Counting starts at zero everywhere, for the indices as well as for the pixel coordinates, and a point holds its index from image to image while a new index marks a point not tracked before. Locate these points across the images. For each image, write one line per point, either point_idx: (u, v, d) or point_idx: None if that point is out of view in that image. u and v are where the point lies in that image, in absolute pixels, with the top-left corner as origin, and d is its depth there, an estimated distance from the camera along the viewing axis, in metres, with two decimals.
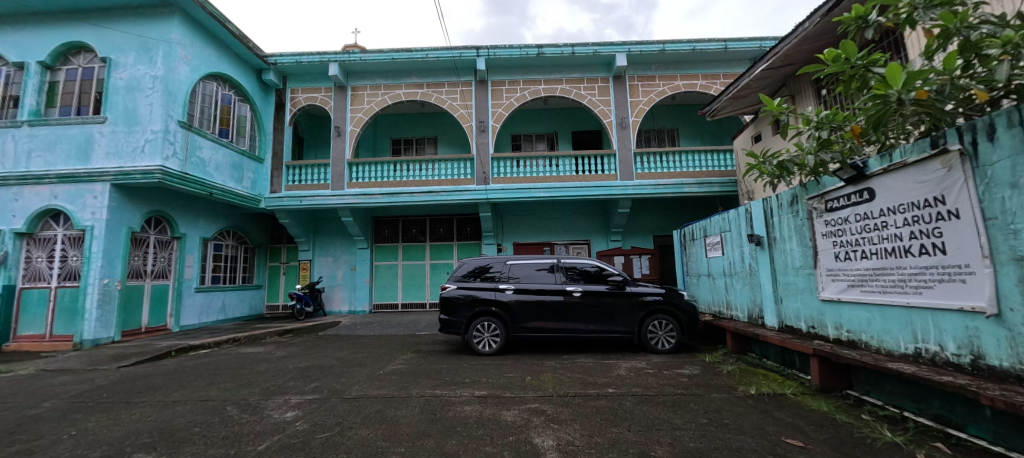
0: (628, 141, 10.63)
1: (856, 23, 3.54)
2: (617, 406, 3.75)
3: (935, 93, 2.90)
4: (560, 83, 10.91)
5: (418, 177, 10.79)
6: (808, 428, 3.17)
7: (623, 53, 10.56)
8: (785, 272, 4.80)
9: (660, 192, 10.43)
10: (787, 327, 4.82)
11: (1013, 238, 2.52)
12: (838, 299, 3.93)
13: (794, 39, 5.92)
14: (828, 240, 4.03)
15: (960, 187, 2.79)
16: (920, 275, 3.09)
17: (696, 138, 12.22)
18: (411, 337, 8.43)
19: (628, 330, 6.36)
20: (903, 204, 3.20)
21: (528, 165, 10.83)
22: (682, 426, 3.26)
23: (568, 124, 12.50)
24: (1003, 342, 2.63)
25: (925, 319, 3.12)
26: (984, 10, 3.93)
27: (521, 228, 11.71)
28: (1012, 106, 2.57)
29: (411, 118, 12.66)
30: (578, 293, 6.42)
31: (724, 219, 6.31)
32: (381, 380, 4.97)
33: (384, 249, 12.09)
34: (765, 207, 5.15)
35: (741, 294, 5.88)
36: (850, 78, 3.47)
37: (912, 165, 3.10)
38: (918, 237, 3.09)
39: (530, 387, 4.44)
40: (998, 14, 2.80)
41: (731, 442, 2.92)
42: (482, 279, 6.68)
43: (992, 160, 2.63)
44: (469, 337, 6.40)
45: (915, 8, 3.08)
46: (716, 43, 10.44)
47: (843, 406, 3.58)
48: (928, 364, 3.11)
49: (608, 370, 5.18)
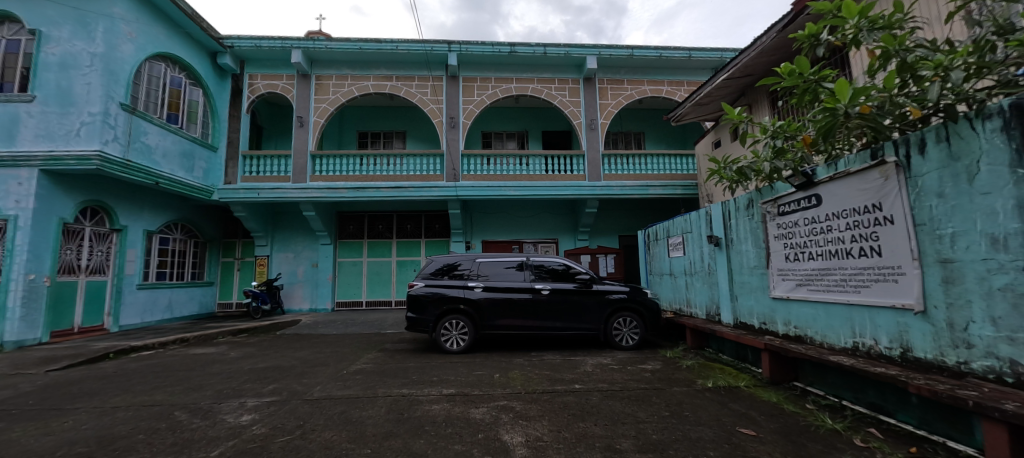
0: (596, 143, 10.87)
1: (809, 41, 3.79)
2: (584, 401, 3.86)
3: (876, 108, 3.15)
4: (532, 83, 10.98)
5: (386, 171, 10.57)
6: (760, 417, 3.38)
7: (594, 56, 10.75)
8: (741, 271, 5.08)
9: (627, 193, 10.74)
10: (741, 323, 5.11)
11: (940, 242, 2.79)
12: (788, 297, 4.21)
13: (752, 52, 6.25)
14: (780, 242, 4.30)
15: (895, 195, 3.06)
16: (859, 276, 3.36)
17: (661, 142, 12.67)
18: (376, 335, 8.28)
19: (595, 327, 6.51)
20: (845, 210, 3.47)
21: (498, 162, 10.86)
22: (645, 419, 3.39)
23: (538, 123, 12.62)
24: (929, 336, 2.90)
25: (863, 315, 3.39)
26: (922, 34, 4.29)
27: (490, 226, 11.71)
28: (940, 123, 2.82)
29: (379, 111, 12.38)
30: (546, 291, 6.50)
31: (685, 221, 6.58)
32: (345, 380, 4.85)
33: (349, 246, 11.78)
34: (723, 210, 5.42)
35: (700, 293, 6.16)
36: (803, 92, 3.69)
37: (856, 173, 3.36)
38: (858, 240, 3.36)
39: (499, 384, 4.47)
40: (930, 40, 3.07)
41: (691, 433, 3.08)
42: (450, 276, 6.65)
43: (923, 172, 2.90)
44: (437, 334, 6.37)
45: (860, 30, 3.35)
46: (681, 51, 10.89)
47: (790, 397, 3.84)
48: (864, 356, 3.39)
49: (575, 367, 5.30)
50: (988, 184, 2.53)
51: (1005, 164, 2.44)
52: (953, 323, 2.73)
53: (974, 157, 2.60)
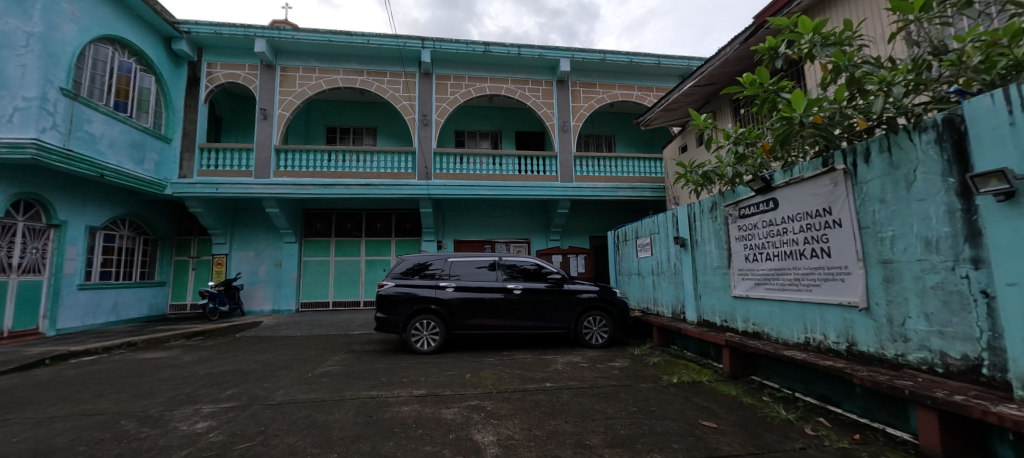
0: (568, 144, 11.03)
1: (769, 54, 4.01)
2: (555, 399, 3.93)
3: (827, 118, 3.38)
4: (506, 83, 11.02)
5: (355, 168, 10.32)
6: (721, 410, 3.56)
7: (567, 59, 10.92)
8: (705, 271, 5.30)
9: (598, 195, 10.97)
10: (704, 321, 5.33)
11: (881, 244, 3.02)
12: (747, 296, 4.43)
13: (717, 62, 6.54)
14: (740, 243, 4.52)
15: (844, 200, 3.29)
16: (811, 275, 3.60)
17: (631, 145, 13.01)
18: (344, 337, 8.08)
19: (566, 326, 6.62)
20: (800, 213, 3.70)
21: (471, 161, 10.82)
22: (614, 415, 3.49)
23: (512, 123, 12.68)
24: (871, 331, 3.13)
25: (814, 312, 3.62)
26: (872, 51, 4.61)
27: (463, 225, 11.64)
28: (883, 134, 3.05)
29: (349, 106, 12.08)
30: (518, 291, 6.55)
31: (653, 222, 6.79)
32: (311, 383, 4.71)
33: (315, 244, 11.42)
34: (689, 212, 5.64)
35: (666, 292, 6.38)
36: (763, 101, 3.90)
37: (809, 179, 3.59)
38: (810, 241, 3.59)
39: (470, 384, 4.47)
40: (875, 57, 3.32)
41: (657, 427, 3.19)
42: (421, 276, 6.59)
43: (867, 179, 3.13)
44: (407, 335, 6.29)
45: (815, 45, 3.57)
46: (651, 58, 11.23)
47: (748, 390, 4.05)
48: (814, 351, 3.62)
49: (546, 365, 5.38)
50: (922, 191, 2.76)
51: (938, 173, 2.67)
52: (892, 318, 2.96)
53: (911, 166, 2.82)
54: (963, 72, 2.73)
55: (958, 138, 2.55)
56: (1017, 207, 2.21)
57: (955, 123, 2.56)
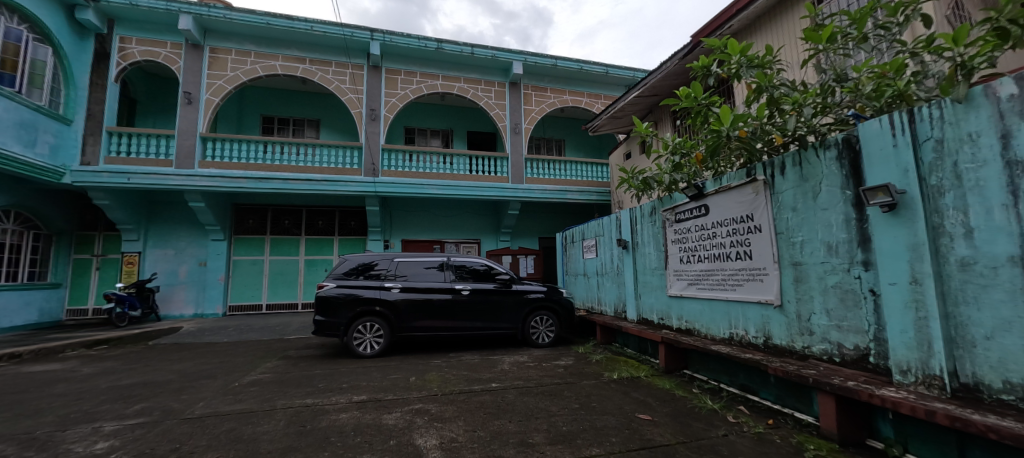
0: (519, 146, 11.16)
1: (703, 71, 4.34)
2: (500, 399, 3.96)
3: (751, 133, 3.71)
4: (458, 82, 10.93)
5: (294, 161, 9.73)
6: (656, 403, 3.77)
7: (519, 61, 11.05)
8: (644, 272, 5.59)
9: (547, 197, 11.20)
10: (643, 319, 5.63)
11: (793, 247, 3.37)
12: (681, 295, 4.74)
13: (658, 75, 6.95)
14: (676, 246, 4.83)
15: (764, 208, 3.62)
16: (735, 276, 3.93)
17: (579, 150, 13.43)
18: (278, 341, 7.58)
19: (513, 326, 6.69)
20: (727, 219, 4.03)
21: (420, 159, 10.59)
22: (557, 412, 3.58)
23: (464, 123, 12.60)
24: (783, 326, 3.48)
25: (737, 309, 3.96)
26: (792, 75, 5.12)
27: (410, 225, 11.36)
28: (797, 149, 3.39)
29: (290, 96, 11.37)
30: (466, 292, 6.51)
31: (599, 225, 7.06)
32: (237, 393, 4.37)
33: (247, 242, 10.60)
34: (631, 216, 5.93)
35: (610, 292, 6.66)
36: (696, 114, 4.20)
37: (735, 188, 3.92)
38: (735, 245, 3.93)
39: (415, 387, 4.38)
40: (791, 81, 3.70)
41: (597, 422, 3.32)
42: (365, 277, 6.36)
43: (782, 189, 3.48)
44: (349, 338, 6.06)
45: (741, 66, 3.91)
46: (599, 66, 11.68)
47: (680, 383, 4.34)
48: (737, 345, 3.95)
49: (493, 366, 5.40)
50: (826, 201, 3.11)
51: (838, 186, 3.03)
52: (800, 314, 3.31)
53: (818, 179, 3.17)
54: (859, 99, 3.12)
55: (854, 156, 2.91)
56: (898, 217, 2.56)
57: (851, 143, 2.91)
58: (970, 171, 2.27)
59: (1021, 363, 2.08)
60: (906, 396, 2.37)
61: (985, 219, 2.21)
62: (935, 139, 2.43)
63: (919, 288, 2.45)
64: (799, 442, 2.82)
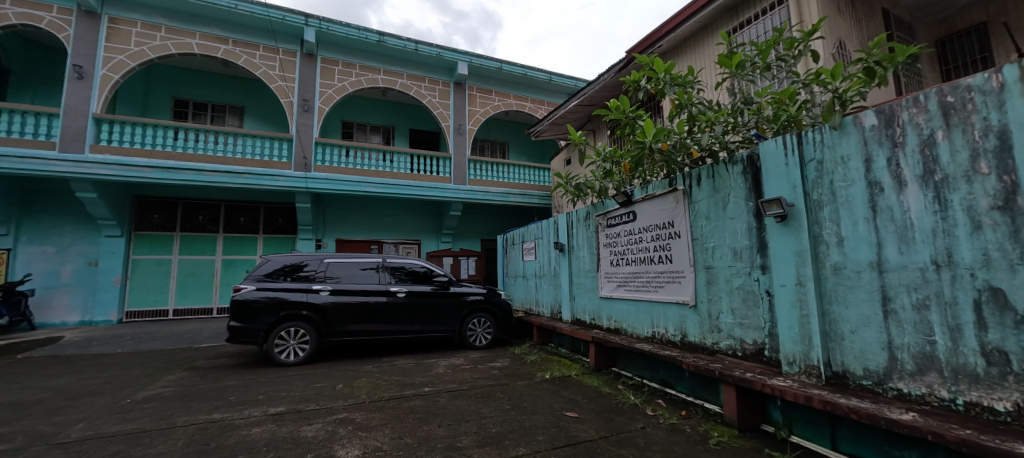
0: (463, 147, 11.08)
1: (634, 85, 4.62)
2: (432, 403, 3.89)
3: (673, 147, 4.01)
4: (401, 78, 10.62)
5: (211, 151, 8.83)
6: (583, 400, 3.93)
7: (465, 62, 11.00)
8: (578, 274, 5.81)
9: (490, 199, 11.23)
10: (577, 319, 5.84)
11: (706, 252, 3.68)
12: (611, 296, 4.99)
13: (597, 86, 7.29)
14: (607, 249, 5.07)
15: (682, 216, 3.92)
16: (658, 278, 4.22)
17: (523, 154, 13.65)
18: (187, 351, 6.82)
19: (450, 329, 6.61)
20: (651, 225, 4.32)
21: (358, 156, 10.13)
22: (488, 414, 3.60)
23: (405, 120, 12.26)
24: (697, 325, 3.78)
25: (659, 310, 4.24)
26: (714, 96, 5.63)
27: (345, 224, 10.79)
28: (710, 163, 3.72)
29: (209, 79, 10.34)
30: (402, 294, 6.32)
31: (538, 228, 7.22)
32: (129, 411, 3.87)
33: (151, 240, 9.43)
34: (567, 220, 6.13)
35: (547, 293, 6.83)
36: (625, 125, 4.46)
37: (658, 196, 4.21)
38: (658, 249, 4.22)
39: (341, 395, 4.17)
40: (708, 100, 4.07)
41: (526, 422, 3.39)
42: (292, 278, 5.93)
43: (698, 199, 3.80)
44: (270, 345, 5.62)
45: (666, 84, 4.22)
46: (543, 73, 12.00)
47: (607, 380, 4.57)
48: (658, 342, 4.23)
49: (427, 370, 5.30)
50: (733, 211, 3.44)
51: (743, 198, 3.37)
52: (711, 313, 3.63)
53: (727, 191, 3.50)
54: (761, 121, 3.51)
55: (756, 171, 3.26)
56: (787, 227, 2.91)
57: (754, 160, 3.26)
58: (842, 188, 2.64)
59: (876, 352, 2.45)
60: (790, 384, 2.69)
61: (852, 230, 2.57)
62: (817, 160, 2.80)
63: (803, 289, 2.80)
64: (705, 430, 3.09)
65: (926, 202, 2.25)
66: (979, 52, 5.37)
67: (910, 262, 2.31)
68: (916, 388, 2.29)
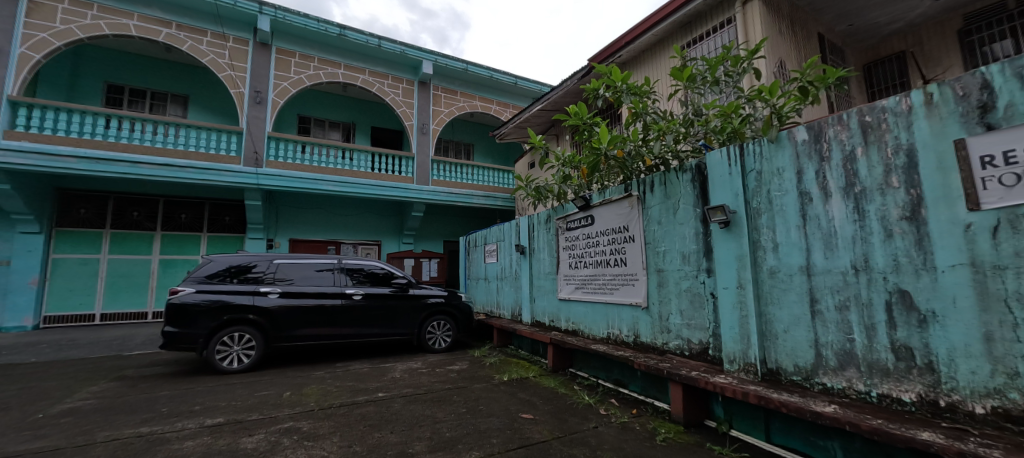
0: (426, 147, 10.91)
1: (593, 93, 4.75)
2: (385, 409, 3.79)
3: (629, 154, 4.15)
4: (363, 73, 10.31)
5: (149, 142, 8.17)
6: (539, 402, 3.97)
7: (430, 61, 10.86)
8: (538, 276, 5.86)
9: (453, 200, 11.12)
10: (536, 321, 5.89)
11: (658, 256, 3.82)
12: (569, 298, 5.08)
13: (560, 91, 7.41)
14: (566, 252, 5.16)
15: (636, 221, 4.06)
16: (614, 280, 4.34)
17: (487, 156, 13.63)
18: (116, 359, 6.26)
19: (408, 332, 6.46)
20: (608, 229, 4.44)
21: (314, 152, 9.72)
22: (443, 418, 3.55)
23: (367, 117, 11.91)
24: (649, 326, 3.92)
25: (614, 311, 4.36)
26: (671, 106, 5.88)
27: (300, 223, 10.32)
28: (663, 171, 3.87)
29: (149, 64, 9.57)
30: (359, 296, 6.12)
31: (500, 230, 7.23)
32: (41, 427, 3.50)
33: (77, 237, 8.58)
34: (528, 223, 6.19)
35: (508, 296, 6.84)
36: (582, 130, 4.56)
37: (614, 201, 4.34)
38: (614, 253, 4.35)
39: (287, 404, 3.97)
40: (662, 110, 4.25)
41: (481, 425, 3.37)
42: (238, 280, 5.58)
43: (650, 204, 3.94)
44: (210, 352, 5.27)
45: (623, 93, 4.37)
46: (509, 76, 12.06)
47: (564, 381, 4.64)
48: (612, 343, 4.35)
49: (383, 374, 5.16)
50: (682, 216, 3.60)
51: (691, 205, 3.53)
52: (661, 315, 3.77)
53: (677, 198, 3.66)
54: (708, 132, 3.71)
55: (703, 179, 3.43)
56: (730, 233, 3.08)
57: (701, 169, 3.43)
58: (778, 197, 2.84)
59: (805, 350, 2.65)
60: (730, 381, 2.85)
61: (786, 237, 2.77)
62: (756, 171, 2.99)
63: (743, 291, 2.98)
64: (653, 428, 3.21)
65: (848, 212, 2.46)
66: (899, 77, 5.93)
67: (834, 266, 2.52)
68: (838, 382, 2.49)
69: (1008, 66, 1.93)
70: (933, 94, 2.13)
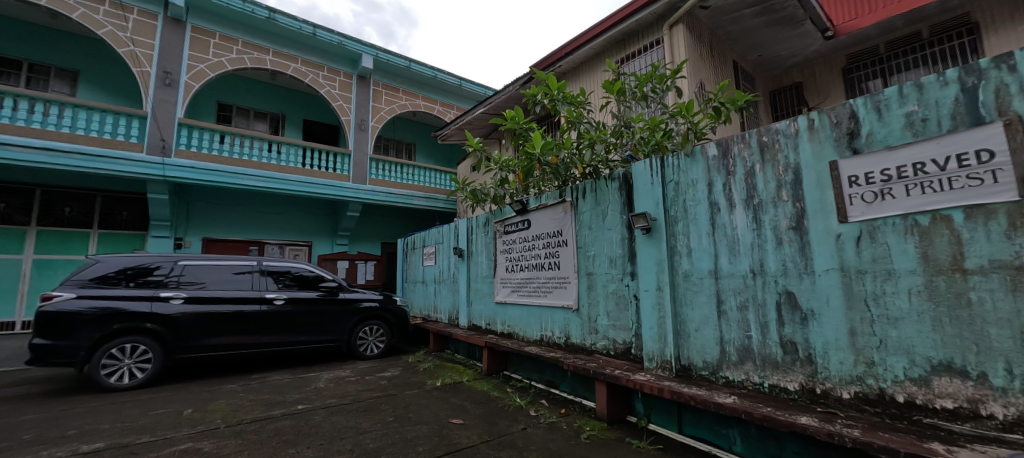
0: (364, 144, 10.43)
1: (532, 99, 4.83)
2: (304, 422, 3.54)
3: (563, 161, 4.29)
4: (294, 62, 9.63)
5: (22, 121, 6.96)
6: (470, 406, 3.94)
7: (370, 55, 10.44)
8: (476, 280, 5.84)
9: (392, 201, 10.73)
10: (473, 325, 5.85)
11: (589, 260, 3.97)
12: (505, 301, 5.11)
13: (502, 96, 7.47)
14: (503, 256, 5.19)
15: (569, 226, 4.20)
16: (547, 284, 4.44)
17: (429, 156, 13.36)
18: None
19: (337, 338, 6.10)
20: (543, 233, 4.54)
21: (235, 143, 8.89)
22: (367, 429, 3.39)
23: (299, 109, 11.13)
24: (579, 327, 4.05)
25: (547, 314, 4.45)
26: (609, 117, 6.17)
27: (216, 221, 9.37)
28: (594, 178, 4.03)
29: (26, 31, 8.19)
30: (282, 301, 5.67)
31: (438, 233, 7.11)
32: None
33: None
34: (467, 226, 6.14)
35: (445, 299, 6.73)
36: (517, 135, 4.63)
37: (549, 206, 4.45)
38: (548, 256, 4.45)
39: (187, 422, 3.56)
40: (593, 121, 4.44)
41: (407, 434, 3.27)
42: (135, 284, 4.92)
43: (582, 210, 4.09)
44: (94, 366, 4.59)
45: (559, 101, 4.50)
46: (453, 78, 11.96)
47: (497, 384, 4.65)
48: (545, 345, 4.44)
49: (305, 385, 4.81)
50: (610, 222, 3.78)
51: (618, 211, 3.71)
52: (590, 316, 3.92)
53: (607, 204, 3.82)
54: (636, 144, 3.95)
55: (629, 187, 3.64)
56: (651, 239, 3.29)
57: (628, 178, 3.63)
58: (692, 207, 3.08)
59: (712, 346, 2.90)
60: (648, 378, 3.04)
61: (698, 243, 3.02)
62: (675, 181, 3.22)
63: (661, 293, 3.19)
64: (579, 426, 3.32)
65: (748, 222, 2.73)
66: (797, 105, 6.73)
67: (736, 270, 2.79)
68: (738, 375, 2.75)
69: (870, 100, 2.25)
70: (815, 120, 2.44)
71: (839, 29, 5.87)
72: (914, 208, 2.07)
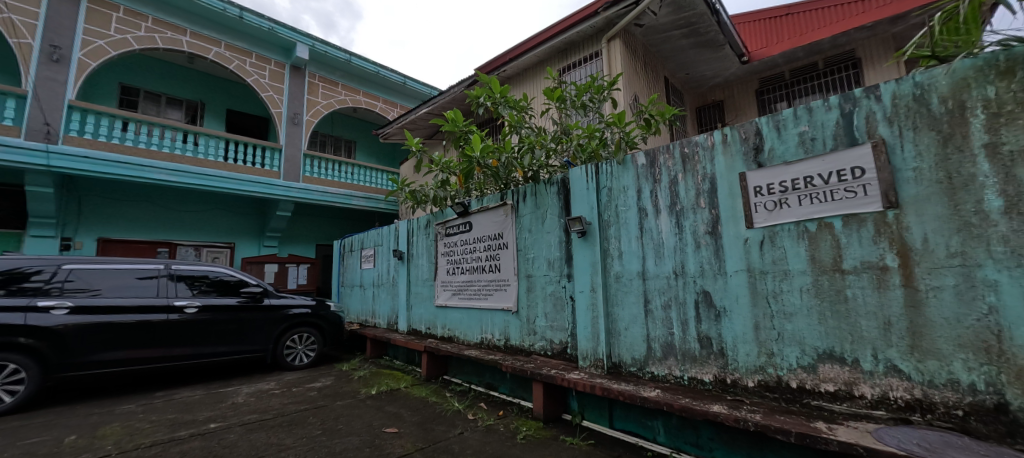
0: (298, 139, 9.78)
1: (475, 101, 4.82)
2: (217, 442, 3.24)
3: (504, 164, 4.33)
4: (217, 46, 8.78)
5: None
6: (406, 414, 3.83)
7: (306, 45, 9.80)
8: (415, 283, 5.70)
9: (328, 201, 10.16)
10: (412, 329, 5.70)
11: (529, 262, 4.04)
12: (445, 305, 5.04)
13: (447, 96, 7.38)
14: (444, 258, 5.12)
15: (510, 229, 4.24)
16: (488, 286, 4.46)
17: (370, 155, 12.83)
18: None
19: (261, 348, 5.64)
20: (484, 236, 4.55)
21: (142, 132, 7.92)
22: (291, 444, 3.17)
23: (222, 97, 10.18)
24: (518, 329, 4.10)
25: (487, 316, 4.46)
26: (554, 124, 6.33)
27: (116, 219, 8.28)
28: (534, 182, 4.11)
29: None
30: (195, 309, 5.14)
31: (378, 234, 6.86)
32: None
33: None
34: (407, 227, 5.98)
35: (383, 303, 6.50)
36: (458, 137, 4.62)
37: (490, 209, 4.48)
38: (489, 259, 4.47)
39: (68, 451, 3.09)
40: (534, 126, 4.53)
41: (336, 447, 3.10)
42: (7, 292, 4.20)
43: (523, 213, 4.15)
44: None
45: (501, 105, 4.55)
46: (397, 75, 11.59)
47: (436, 390, 4.57)
48: (485, 347, 4.44)
49: (220, 401, 4.39)
50: (549, 225, 3.87)
51: (556, 215, 3.82)
52: (529, 318, 3.99)
53: (546, 208, 3.91)
54: (575, 151, 4.09)
55: (567, 192, 3.76)
56: (586, 242, 3.43)
57: (565, 183, 3.75)
58: (623, 212, 3.25)
59: (639, 344, 3.08)
60: (582, 376, 3.15)
61: (628, 246, 3.19)
62: (608, 187, 3.38)
63: (595, 294, 3.33)
64: (516, 427, 3.36)
65: (672, 226, 2.95)
66: (718, 121, 7.39)
67: (660, 271, 2.99)
68: (661, 369, 2.95)
69: (771, 120, 2.53)
70: (727, 135, 2.69)
71: (753, 55, 6.60)
72: (805, 216, 2.35)
